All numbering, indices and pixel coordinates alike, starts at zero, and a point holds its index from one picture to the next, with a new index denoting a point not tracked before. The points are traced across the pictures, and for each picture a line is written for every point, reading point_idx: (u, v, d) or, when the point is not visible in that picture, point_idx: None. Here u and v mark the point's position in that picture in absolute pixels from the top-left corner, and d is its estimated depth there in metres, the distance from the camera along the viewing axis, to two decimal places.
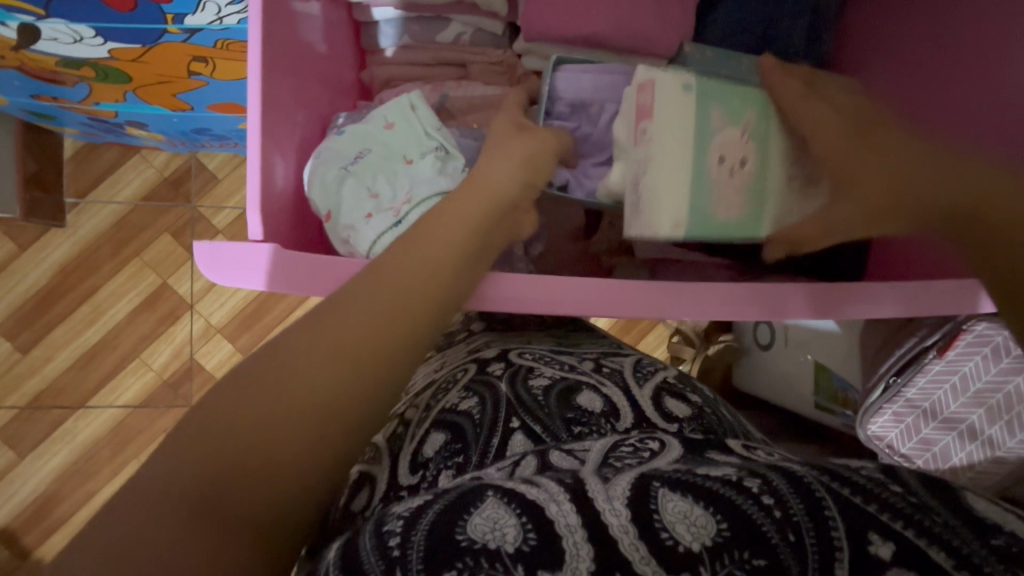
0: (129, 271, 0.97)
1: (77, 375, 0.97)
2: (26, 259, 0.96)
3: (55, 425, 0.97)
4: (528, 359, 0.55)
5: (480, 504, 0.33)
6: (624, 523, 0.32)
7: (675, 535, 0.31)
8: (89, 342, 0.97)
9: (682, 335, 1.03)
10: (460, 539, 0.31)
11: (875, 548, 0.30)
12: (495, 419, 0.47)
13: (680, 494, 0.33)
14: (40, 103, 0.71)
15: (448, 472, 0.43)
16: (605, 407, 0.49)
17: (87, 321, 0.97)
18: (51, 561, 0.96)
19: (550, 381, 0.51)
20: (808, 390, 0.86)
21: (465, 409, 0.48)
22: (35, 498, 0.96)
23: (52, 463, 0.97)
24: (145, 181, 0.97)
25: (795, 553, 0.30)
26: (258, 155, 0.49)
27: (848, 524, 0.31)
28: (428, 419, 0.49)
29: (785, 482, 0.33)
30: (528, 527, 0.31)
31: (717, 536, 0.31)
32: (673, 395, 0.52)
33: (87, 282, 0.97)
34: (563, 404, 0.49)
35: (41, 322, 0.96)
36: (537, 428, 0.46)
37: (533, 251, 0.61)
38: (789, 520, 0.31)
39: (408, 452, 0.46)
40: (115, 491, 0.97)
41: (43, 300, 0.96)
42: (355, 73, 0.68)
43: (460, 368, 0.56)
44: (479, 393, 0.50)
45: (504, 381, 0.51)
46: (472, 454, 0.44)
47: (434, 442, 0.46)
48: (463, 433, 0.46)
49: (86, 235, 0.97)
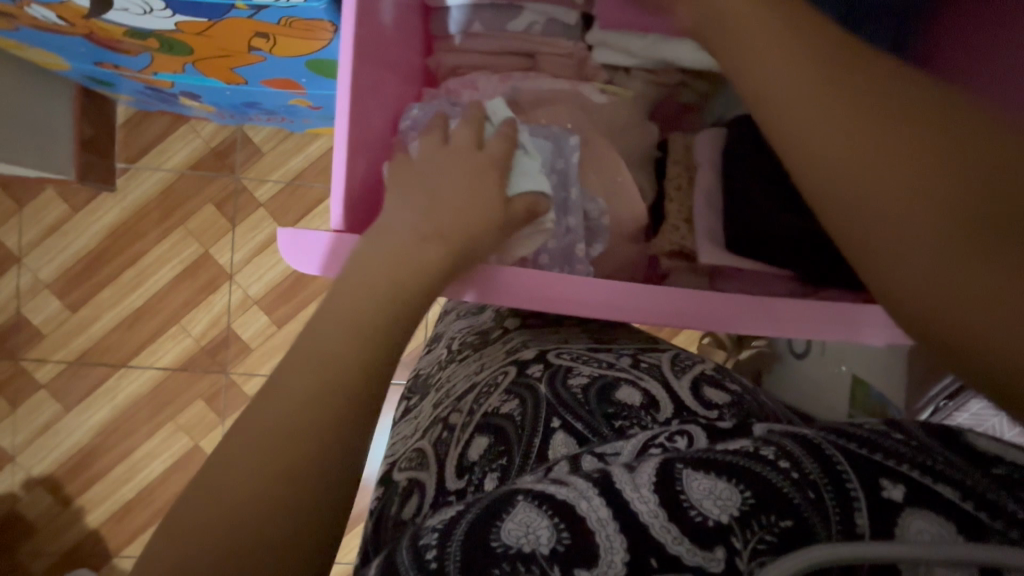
0: (173, 239, 1.00)
1: (120, 335, 1.00)
2: (77, 221, 0.99)
3: (99, 382, 1.01)
4: (567, 359, 0.54)
5: (511, 509, 0.33)
6: (653, 509, 0.32)
7: (702, 512, 0.31)
8: (133, 305, 1.00)
9: (713, 337, 1.06)
10: (494, 546, 0.31)
11: (888, 492, 0.31)
12: (536, 420, 0.47)
13: (703, 472, 0.33)
14: (99, 69, 0.72)
15: (493, 475, 0.44)
16: (643, 400, 0.48)
17: (132, 284, 1.00)
18: (90, 510, 1.01)
19: (590, 379, 0.51)
20: (843, 405, 0.84)
21: (507, 412, 0.49)
22: (78, 451, 1.01)
23: (95, 417, 1.01)
24: (192, 150, 0.99)
25: (820, 512, 0.30)
26: (342, 148, 0.51)
27: (860, 473, 0.32)
28: (472, 423, 0.50)
29: (797, 446, 0.33)
30: (561, 527, 0.32)
31: (744, 505, 0.31)
32: (710, 383, 0.51)
33: (134, 247, 0.99)
34: (601, 400, 0.48)
35: (90, 282, 0.99)
36: (578, 425, 0.46)
37: (592, 253, 0.61)
38: (806, 479, 0.31)
39: (454, 456, 0.48)
40: (152, 449, 1.01)
41: (91, 262, 0.99)
42: (422, 59, 0.68)
43: (502, 369, 0.56)
44: (520, 394, 0.50)
45: (545, 382, 0.51)
46: (515, 455, 0.45)
47: (479, 445, 0.47)
48: (506, 434, 0.46)
49: (134, 200, 0.99)
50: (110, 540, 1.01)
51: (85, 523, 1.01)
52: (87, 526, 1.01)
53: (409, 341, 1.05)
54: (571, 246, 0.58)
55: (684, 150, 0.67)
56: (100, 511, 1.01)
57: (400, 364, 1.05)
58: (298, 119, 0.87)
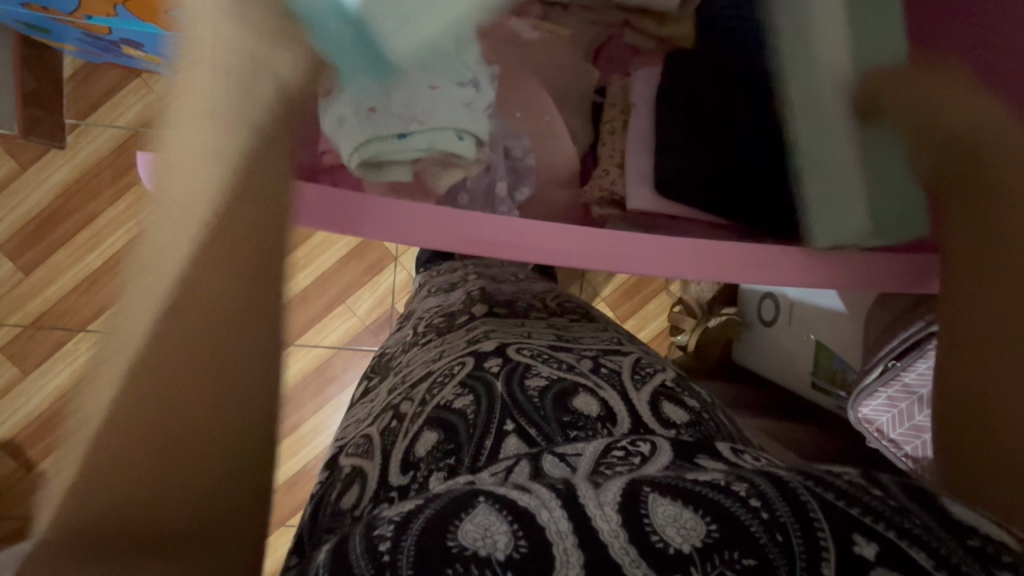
0: (129, 199, 0.96)
1: (76, 299, 0.98)
2: (27, 180, 0.95)
3: (57, 345, 0.99)
4: (528, 356, 0.51)
5: (470, 510, 0.32)
6: (615, 528, 0.30)
7: (664, 538, 0.30)
8: (89, 268, 0.97)
9: (684, 306, 1.04)
10: (450, 546, 0.30)
11: (860, 548, 0.29)
12: (490, 420, 0.43)
13: (670, 499, 0.32)
14: (31, 13, 0.68)
15: (439, 474, 0.40)
16: (602, 411, 0.44)
17: (87, 247, 0.97)
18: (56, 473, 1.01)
19: (548, 382, 0.47)
20: (806, 369, 0.85)
21: (460, 407, 0.45)
22: (40, 413, 1.00)
23: (56, 381, 1.00)
24: (145, 107, 0.95)
25: (784, 554, 0.29)
26: None
27: (834, 523, 0.30)
28: (422, 414, 0.46)
29: (772, 487, 0.32)
30: (519, 534, 0.30)
31: (707, 538, 0.30)
32: (671, 399, 0.46)
33: (88, 208, 0.96)
34: (558, 406, 0.44)
35: (43, 244, 0.96)
36: (531, 430, 0.42)
37: (517, 195, 0.66)
38: (776, 521, 0.30)
39: (400, 450, 0.44)
40: None
41: (42, 223, 0.96)
42: None
43: (459, 361, 0.52)
44: (475, 391, 0.47)
45: (501, 380, 0.47)
46: (464, 454, 0.41)
47: (426, 440, 0.43)
48: (456, 431, 0.43)
49: (85, 158, 0.95)
50: None
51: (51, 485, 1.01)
52: None
53: (374, 307, 1.03)
54: (491, 185, 0.64)
55: (621, 92, 0.72)
56: None
57: (366, 331, 1.04)
58: None
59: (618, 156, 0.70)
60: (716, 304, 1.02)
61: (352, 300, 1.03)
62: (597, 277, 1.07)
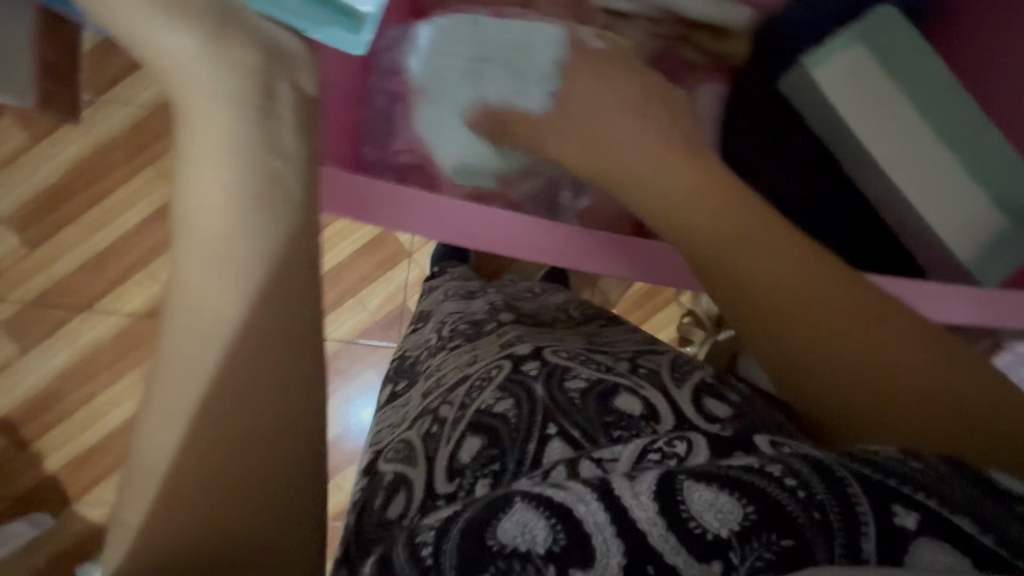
0: (142, 179, 0.95)
1: (82, 278, 0.96)
2: (39, 153, 0.93)
3: (59, 324, 0.97)
4: (565, 358, 0.51)
5: (507, 509, 0.32)
6: (652, 517, 0.30)
7: (702, 524, 0.29)
8: (97, 246, 0.95)
9: (694, 317, 1.05)
10: (490, 544, 0.30)
11: (899, 519, 0.29)
12: (532, 423, 0.44)
13: (705, 484, 0.31)
14: None
15: (485, 481, 0.40)
16: (644, 410, 0.43)
17: (96, 225, 0.95)
18: (50, 454, 0.99)
19: (588, 384, 0.46)
20: None
21: (501, 411, 0.45)
22: (37, 392, 0.98)
23: (55, 360, 0.98)
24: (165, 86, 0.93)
25: (824, 533, 0.29)
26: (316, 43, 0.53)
27: (872, 498, 0.29)
28: (463, 419, 0.47)
29: (806, 466, 0.31)
30: (558, 528, 0.30)
31: (745, 520, 0.29)
32: (714, 397, 0.46)
33: (100, 185, 0.94)
34: (601, 407, 0.44)
35: (51, 219, 0.94)
36: (575, 432, 0.42)
37: None
38: (814, 499, 0.30)
39: (444, 457, 0.45)
40: (116, 396, 0.98)
41: (52, 198, 0.94)
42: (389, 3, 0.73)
43: (495, 363, 0.52)
44: (515, 394, 0.46)
45: (540, 383, 0.47)
46: (509, 460, 0.41)
47: (471, 447, 0.44)
48: (500, 437, 0.43)
49: (99, 135, 0.93)
50: (69, 484, 0.99)
51: (44, 467, 0.99)
52: (46, 470, 0.99)
53: (386, 303, 1.02)
54: None
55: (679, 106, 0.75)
56: (60, 456, 0.99)
57: (376, 326, 1.03)
58: None
59: None
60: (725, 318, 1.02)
61: (364, 295, 1.02)
62: (610, 283, 1.07)
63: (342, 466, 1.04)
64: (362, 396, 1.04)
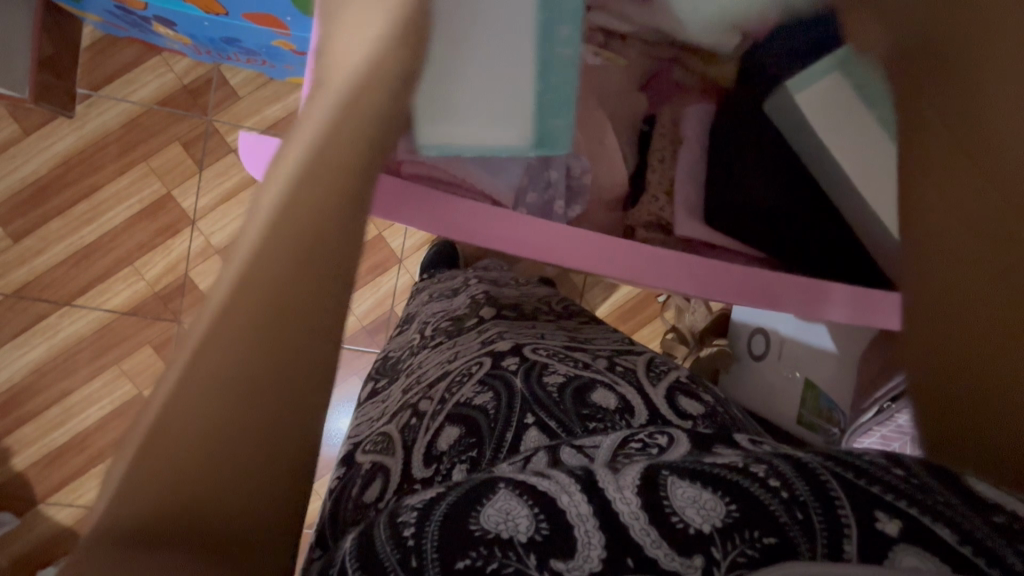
0: (133, 175, 0.94)
1: (65, 272, 0.95)
2: (28, 145, 0.92)
3: (37, 319, 0.95)
4: (544, 354, 0.52)
5: (491, 495, 0.33)
6: (634, 510, 0.31)
7: (684, 519, 0.31)
8: (83, 241, 0.94)
9: (677, 334, 1.04)
10: (473, 529, 0.31)
11: (881, 525, 0.29)
12: (509, 414, 0.45)
13: (688, 481, 0.32)
14: None
15: (462, 466, 0.41)
16: (619, 404, 0.45)
17: (84, 219, 0.94)
18: (18, 452, 0.96)
19: (565, 379, 0.48)
20: (792, 408, 0.90)
21: (480, 403, 0.46)
22: (10, 387, 0.96)
23: (30, 355, 0.96)
24: (162, 85, 0.94)
25: (804, 531, 0.30)
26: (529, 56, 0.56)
27: (853, 500, 0.30)
28: (443, 411, 0.47)
29: (788, 467, 0.33)
30: (540, 517, 0.31)
31: (726, 517, 0.30)
32: (686, 394, 0.48)
33: (90, 179, 0.94)
34: (577, 401, 0.45)
35: (36, 213, 0.93)
36: (552, 423, 0.43)
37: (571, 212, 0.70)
38: (796, 499, 0.31)
39: (422, 445, 0.45)
40: (91, 394, 0.97)
41: (39, 191, 0.93)
42: None
43: (477, 359, 0.53)
44: (495, 387, 0.47)
45: (520, 376, 0.48)
46: (486, 448, 0.42)
47: (449, 435, 0.44)
48: (478, 427, 0.44)
49: (93, 130, 0.93)
50: (36, 484, 0.97)
51: (11, 465, 0.96)
52: (13, 468, 0.96)
53: (374, 308, 1.03)
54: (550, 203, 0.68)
55: (670, 124, 0.75)
56: (29, 454, 0.96)
57: (363, 331, 1.03)
58: (281, 64, 0.84)
59: (667, 183, 0.73)
60: (707, 335, 1.02)
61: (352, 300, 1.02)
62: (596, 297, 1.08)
63: (322, 471, 1.04)
64: (344, 403, 1.04)
